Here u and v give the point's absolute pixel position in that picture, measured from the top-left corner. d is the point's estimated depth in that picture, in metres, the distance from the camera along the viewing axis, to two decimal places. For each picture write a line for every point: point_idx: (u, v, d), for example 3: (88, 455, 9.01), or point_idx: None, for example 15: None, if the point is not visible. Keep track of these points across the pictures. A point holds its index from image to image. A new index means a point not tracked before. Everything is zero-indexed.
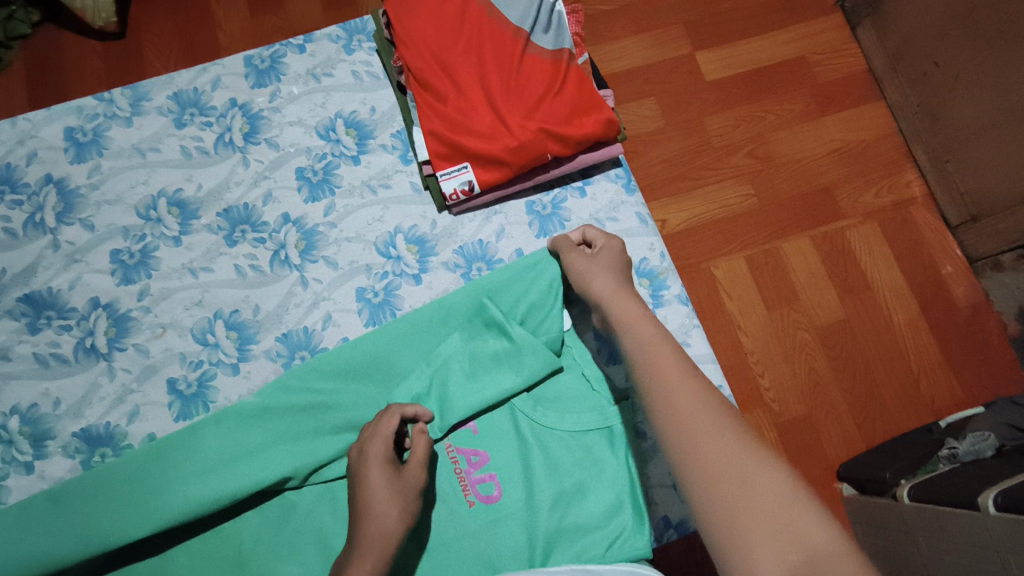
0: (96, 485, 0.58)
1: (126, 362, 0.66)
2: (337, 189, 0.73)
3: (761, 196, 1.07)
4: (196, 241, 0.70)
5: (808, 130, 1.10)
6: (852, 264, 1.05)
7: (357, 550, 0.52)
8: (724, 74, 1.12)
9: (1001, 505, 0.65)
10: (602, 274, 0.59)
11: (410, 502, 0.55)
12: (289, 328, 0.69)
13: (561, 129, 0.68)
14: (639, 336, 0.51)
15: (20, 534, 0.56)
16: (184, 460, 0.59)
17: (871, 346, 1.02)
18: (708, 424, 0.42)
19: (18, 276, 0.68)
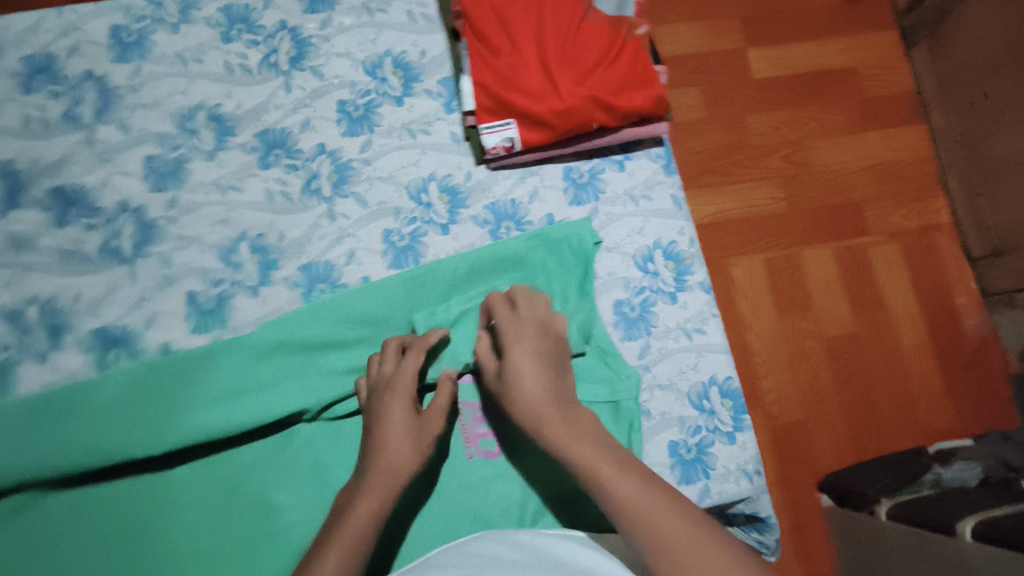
0: (115, 404, 0.61)
1: (147, 269, 0.66)
2: (377, 128, 0.72)
3: (790, 201, 1.06)
4: (228, 158, 0.70)
5: (848, 142, 1.09)
6: (870, 282, 1.04)
7: (371, 478, 0.54)
8: (773, 73, 1.10)
9: (978, 533, 0.65)
10: (528, 377, 0.56)
11: (427, 442, 0.57)
12: (311, 259, 0.68)
13: (609, 98, 0.67)
14: (579, 447, 0.50)
15: (37, 435, 0.59)
16: (205, 386, 0.62)
17: (877, 363, 1.02)
18: (610, 461, 0.49)
19: (49, 168, 0.67)
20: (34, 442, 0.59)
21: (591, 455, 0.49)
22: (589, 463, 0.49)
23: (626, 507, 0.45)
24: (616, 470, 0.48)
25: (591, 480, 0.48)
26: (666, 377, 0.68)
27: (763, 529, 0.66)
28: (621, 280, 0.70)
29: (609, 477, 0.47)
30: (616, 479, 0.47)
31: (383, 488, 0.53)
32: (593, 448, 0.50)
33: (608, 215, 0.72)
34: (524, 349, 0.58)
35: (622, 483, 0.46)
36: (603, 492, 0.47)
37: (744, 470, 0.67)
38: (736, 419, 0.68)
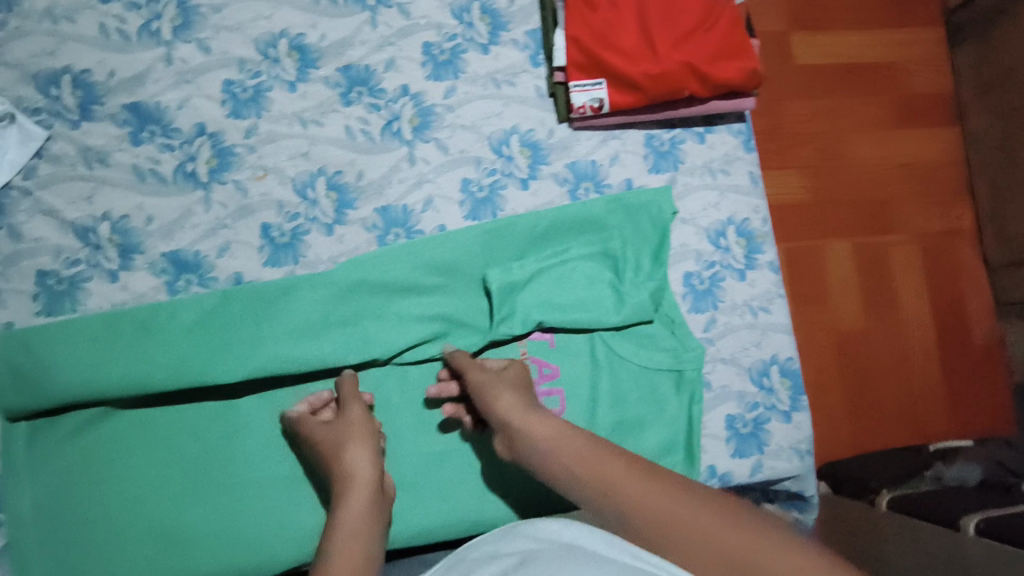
0: (187, 328, 0.60)
1: (223, 197, 0.65)
2: (462, 74, 0.70)
3: (818, 194, 1.07)
4: (311, 91, 0.68)
5: (880, 139, 1.10)
6: (886, 280, 1.07)
7: (338, 491, 0.53)
8: (817, 59, 1.09)
9: (981, 529, 0.70)
10: (495, 400, 0.56)
11: (367, 437, 0.56)
12: (389, 203, 0.67)
13: (705, 67, 0.66)
14: (572, 455, 0.50)
15: (115, 351, 0.59)
16: (280, 316, 0.61)
17: (885, 359, 1.06)
18: (601, 454, 0.49)
19: (127, 83, 0.65)
20: (113, 357, 0.59)
21: (590, 458, 0.49)
22: (590, 468, 0.48)
23: (622, 494, 0.45)
24: (609, 461, 0.48)
25: (584, 474, 0.48)
26: (729, 351, 0.69)
27: (803, 508, 0.72)
28: (693, 252, 0.71)
29: (604, 467, 0.48)
30: (610, 467, 0.48)
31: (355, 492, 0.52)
32: (582, 444, 0.50)
33: (685, 185, 0.72)
34: (517, 368, 0.60)
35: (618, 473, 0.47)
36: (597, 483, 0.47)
37: (796, 449, 0.69)
38: (793, 398, 0.69)
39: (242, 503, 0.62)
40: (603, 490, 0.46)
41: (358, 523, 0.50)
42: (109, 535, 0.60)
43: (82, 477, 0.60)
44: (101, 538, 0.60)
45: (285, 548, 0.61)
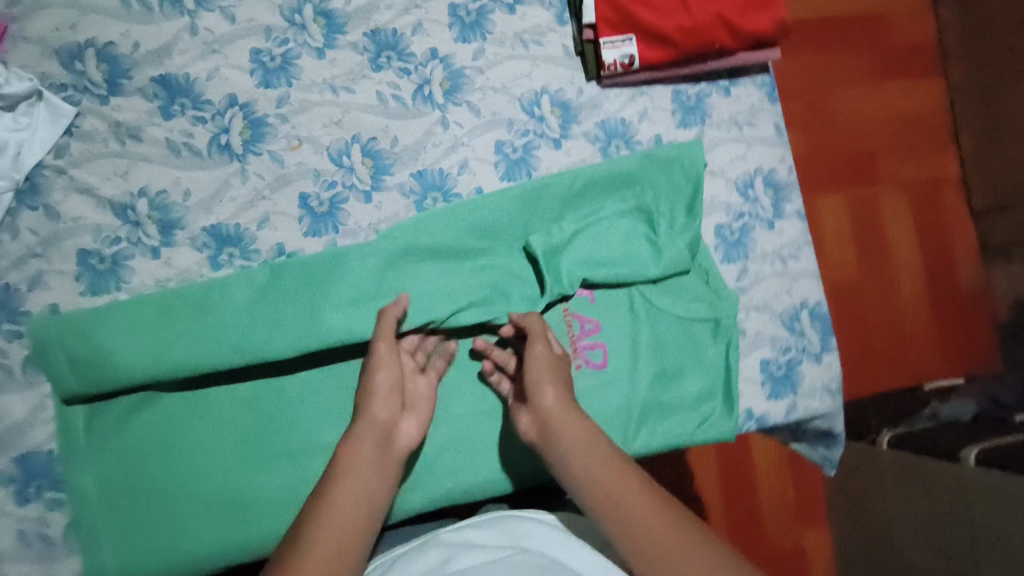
0: (238, 303, 0.60)
1: (260, 168, 0.65)
2: (489, 36, 0.70)
3: (812, 147, 1.27)
4: (339, 58, 0.67)
5: (865, 94, 1.30)
6: (874, 223, 1.29)
7: (355, 436, 0.54)
8: (809, 16, 1.29)
9: (980, 458, 0.89)
10: (544, 384, 0.57)
11: (396, 383, 0.58)
12: (424, 167, 0.68)
13: (736, 18, 0.67)
14: (592, 463, 0.52)
15: (170, 333, 0.59)
16: (331, 284, 0.62)
17: (875, 287, 1.27)
18: (619, 471, 0.51)
19: (153, 55, 0.64)
20: (167, 338, 0.59)
21: (611, 478, 0.51)
22: (607, 491, 0.50)
23: (629, 517, 0.48)
24: (626, 479, 0.50)
25: (597, 487, 0.51)
26: (761, 298, 0.72)
27: (830, 445, 0.76)
28: (722, 204, 0.72)
29: (618, 486, 0.50)
30: (625, 486, 0.50)
31: (372, 443, 0.54)
32: (603, 455, 0.52)
33: (713, 139, 0.73)
34: (563, 363, 0.60)
35: (630, 495, 0.49)
36: (607, 502, 0.50)
37: (827, 389, 0.72)
38: (822, 339, 0.73)
39: (302, 469, 0.62)
40: (614, 519, 0.48)
41: (365, 475, 0.52)
42: (169, 512, 0.60)
43: (141, 452, 0.60)
44: (165, 511, 0.60)
45: None
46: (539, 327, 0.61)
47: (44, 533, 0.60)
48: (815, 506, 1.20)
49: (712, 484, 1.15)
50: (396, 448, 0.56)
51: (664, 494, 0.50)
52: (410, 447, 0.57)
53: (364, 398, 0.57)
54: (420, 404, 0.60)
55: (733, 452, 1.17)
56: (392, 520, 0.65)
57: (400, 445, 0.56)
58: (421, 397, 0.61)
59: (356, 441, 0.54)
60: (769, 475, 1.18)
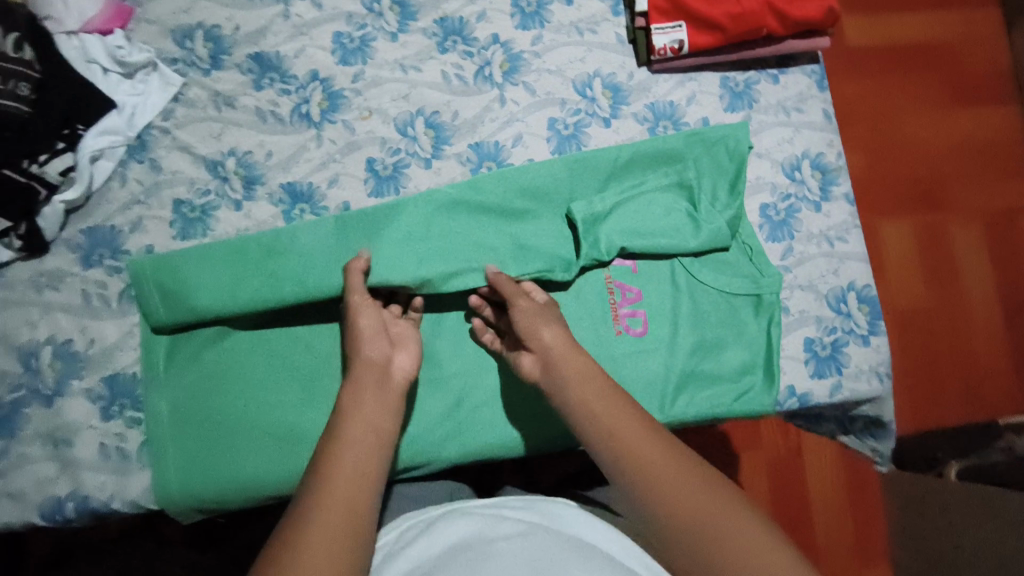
0: (311, 249, 0.66)
1: (334, 134, 0.72)
2: (547, 24, 0.76)
3: (874, 170, 1.25)
4: (410, 41, 0.74)
5: (931, 119, 1.29)
6: (941, 248, 1.25)
7: (354, 377, 0.58)
8: (872, 42, 1.29)
9: None
10: (540, 328, 0.60)
11: (376, 327, 0.61)
12: (482, 139, 0.73)
13: (784, 6, 0.70)
14: (594, 401, 0.54)
15: (243, 272, 0.65)
16: (391, 237, 0.67)
17: (942, 315, 1.22)
18: (620, 409, 0.53)
19: (250, 36, 0.73)
20: (240, 277, 0.65)
21: (607, 407, 0.54)
22: (605, 419, 0.53)
23: (628, 451, 0.50)
24: (626, 417, 0.53)
25: (598, 425, 0.53)
26: (806, 278, 0.72)
27: (880, 437, 0.75)
28: (768, 184, 0.74)
29: (618, 424, 0.52)
30: (625, 423, 0.52)
31: (374, 384, 0.58)
32: (604, 396, 0.54)
33: (760, 123, 0.75)
34: (550, 309, 0.63)
35: (630, 430, 0.51)
36: (608, 437, 0.52)
37: (875, 371, 0.71)
38: (871, 323, 0.72)
39: None
40: (609, 446, 0.51)
41: (374, 414, 0.55)
42: (228, 438, 0.65)
43: (209, 378, 0.66)
44: (225, 438, 0.65)
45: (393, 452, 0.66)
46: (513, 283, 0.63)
47: (120, 448, 0.65)
48: (874, 536, 1.13)
49: (761, 496, 1.11)
50: (394, 384, 0.59)
51: (660, 431, 0.52)
52: (407, 377, 0.61)
53: (354, 342, 0.60)
54: (408, 341, 0.63)
55: (785, 465, 1.12)
56: (430, 466, 0.68)
57: (397, 376, 0.60)
58: (407, 334, 0.64)
59: (356, 379, 0.58)
60: (823, 494, 1.12)
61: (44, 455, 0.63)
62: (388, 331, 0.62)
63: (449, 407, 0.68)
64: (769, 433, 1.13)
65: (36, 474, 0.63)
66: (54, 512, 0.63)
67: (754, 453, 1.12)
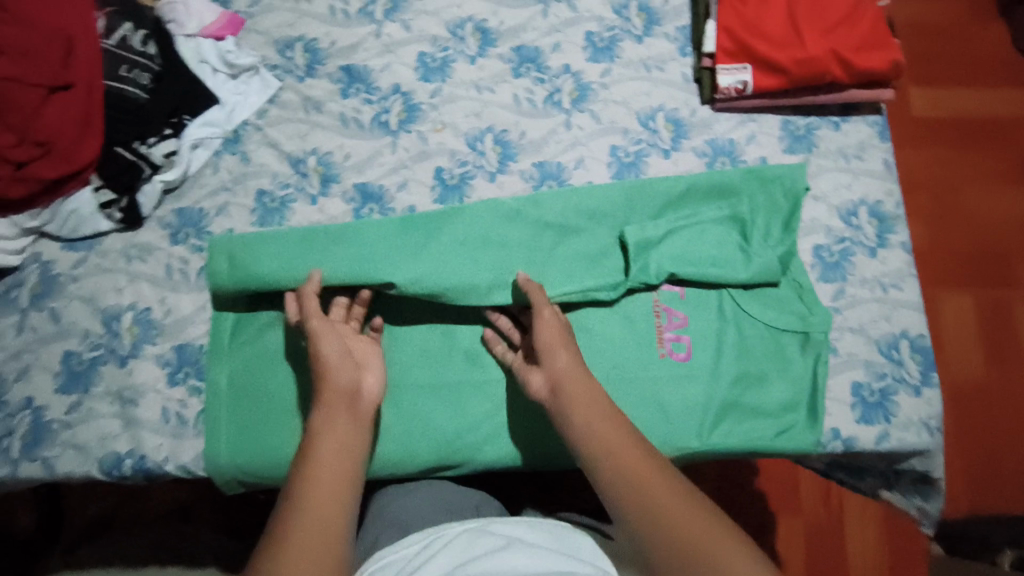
0: (373, 241, 0.71)
1: (408, 143, 0.77)
2: (617, 59, 0.80)
3: (936, 241, 1.23)
4: (488, 65, 0.79)
5: (1002, 195, 1.26)
6: (1007, 327, 1.20)
7: (324, 402, 0.59)
8: (939, 114, 1.30)
9: None
10: (556, 350, 0.62)
11: (342, 355, 0.62)
12: (545, 159, 0.77)
13: (849, 55, 0.73)
14: (592, 422, 0.56)
15: (309, 260, 0.70)
16: (446, 241, 0.71)
17: (1006, 396, 1.16)
18: (616, 433, 0.55)
19: (343, 50, 0.80)
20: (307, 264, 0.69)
21: (605, 428, 0.55)
22: (601, 441, 0.55)
23: (618, 472, 0.52)
24: (622, 440, 0.54)
25: (594, 446, 0.55)
26: (857, 321, 0.72)
27: (928, 495, 0.72)
28: (823, 227, 0.75)
29: (613, 446, 0.54)
30: (620, 445, 0.54)
31: (345, 405, 0.59)
32: (603, 419, 0.56)
33: (818, 167, 0.77)
34: (566, 331, 0.65)
35: (624, 452, 0.53)
36: (601, 456, 0.54)
37: (926, 424, 0.69)
38: (923, 374, 0.70)
39: (396, 403, 0.69)
40: (602, 466, 0.53)
41: (344, 429, 0.57)
42: (277, 415, 0.68)
43: (265, 357, 0.69)
44: (274, 414, 0.68)
45: (428, 449, 0.68)
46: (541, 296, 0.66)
47: (180, 414, 0.68)
48: None
49: (797, 564, 1.05)
50: (363, 406, 0.61)
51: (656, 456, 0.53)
52: (376, 399, 0.63)
53: (320, 371, 0.61)
54: (370, 361, 0.66)
55: (824, 530, 1.07)
56: (464, 466, 0.69)
57: (365, 399, 0.62)
58: (369, 355, 0.66)
59: (327, 403, 0.59)
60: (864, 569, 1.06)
61: (111, 413, 0.68)
62: (351, 352, 0.64)
63: (488, 410, 0.69)
64: (809, 495, 1.09)
65: (101, 430, 0.67)
66: (112, 468, 0.66)
67: (792, 517, 1.08)
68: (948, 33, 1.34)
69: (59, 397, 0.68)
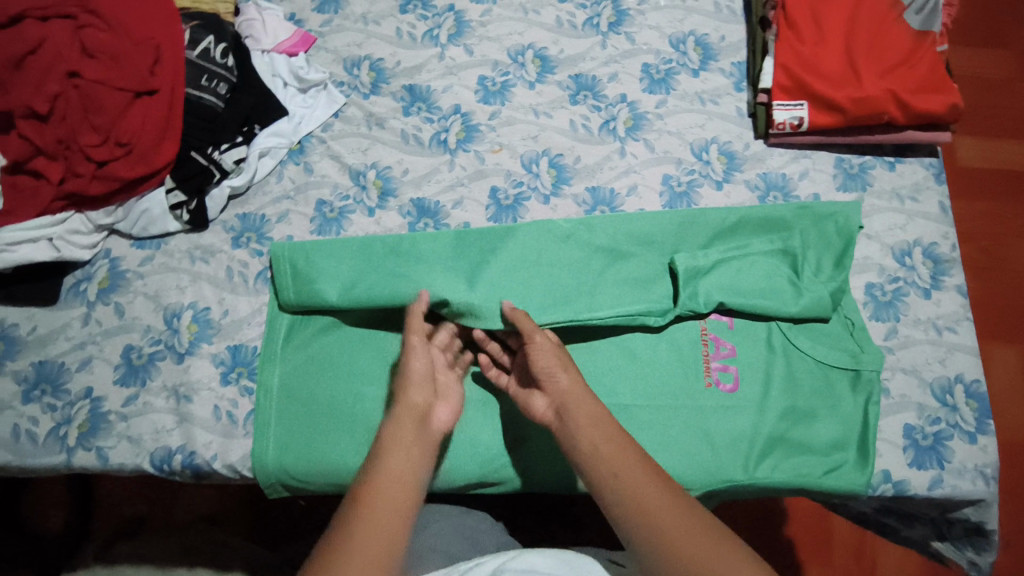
0: (427, 256, 0.72)
1: (465, 162, 0.79)
2: (673, 91, 0.82)
3: (993, 294, 1.19)
4: (546, 90, 0.82)
5: None
6: None
7: (394, 418, 0.58)
8: (1000, 164, 1.26)
9: None
10: (557, 372, 0.62)
11: (423, 378, 0.61)
12: (599, 184, 0.78)
13: (907, 96, 0.74)
14: (599, 441, 0.56)
15: (364, 271, 0.71)
16: (496, 258, 0.72)
17: None
18: (623, 454, 0.55)
19: (408, 71, 0.83)
20: (363, 275, 0.71)
21: (613, 449, 0.55)
22: (607, 464, 0.54)
23: (629, 494, 0.51)
24: (631, 461, 0.54)
25: (601, 466, 0.54)
26: (910, 363, 0.71)
27: (980, 547, 0.70)
28: (876, 265, 0.75)
29: (623, 467, 0.54)
30: (630, 466, 0.53)
31: (410, 422, 0.58)
32: (608, 438, 0.56)
33: (872, 206, 0.77)
34: (559, 351, 0.64)
35: (636, 474, 0.53)
36: (609, 478, 0.53)
37: (981, 473, 0.67)
38: (979, 421, 0.69)
39: None
40: (612, 487, 0.53)
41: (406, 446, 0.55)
42: (324, 421, 0.69)
43: (316, 365, 0.71)
44: (321, 419, 0.69)
45: (470, 465, 0.68)
46: (526, 318, 0.65)
47: (232, 413, 0.70)
48: None
49: None
50: (430, 429, 0.59)
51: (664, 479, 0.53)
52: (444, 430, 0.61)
53: (403, 387, 0.61)
54: (450, 393, 0.65)
55: None
56: (505, 483, 0.69)
57: (434, 427, 0.60)
58: (451, 389, 0.65)
59: (395, 423, 0.57)
60: None
61: (166, 408, 0.70)
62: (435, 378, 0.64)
63: (533, 430, 0.70)
64: (841, 547, 1.06)
65: (155, 423, 0.69)
66: (163, 462, 0.68)
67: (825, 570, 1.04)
68: (1012, 80, 1.29)
69: (118, 389, 0.70)
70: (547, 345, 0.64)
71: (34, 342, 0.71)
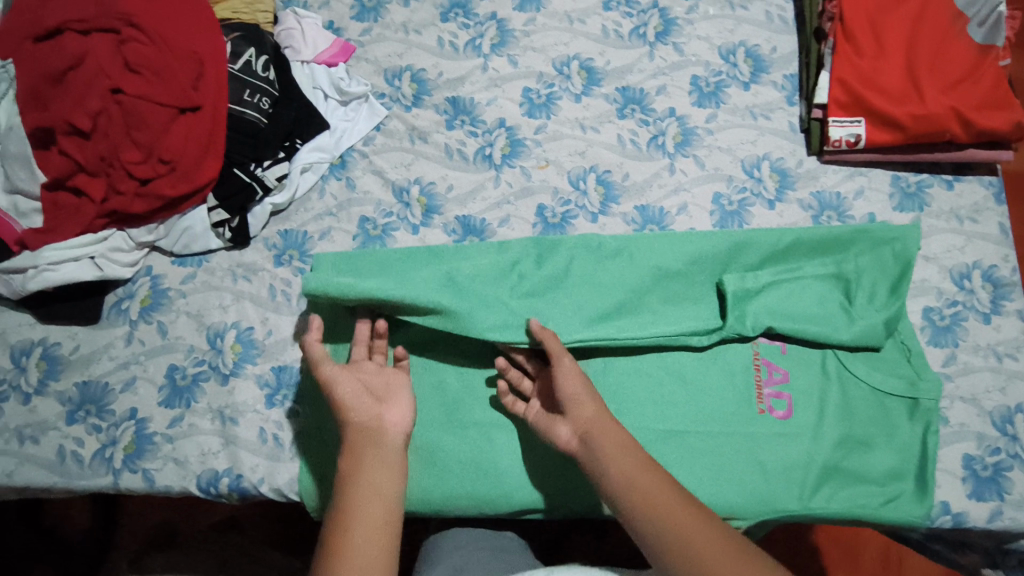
0: None
1: (511, 178, 0.77)
2: (723, 105, 0.79)
3: None
4: (592, 104, 0.80)
5: None
6: None
7: (354, 446, 0.57)
8: None
9: None
10: (585, 402, 0.60)
11: (352, 398, 0.59)
12: (648, 203, 0.76)
13: (971, 114, 0.71)
14: (630, 471, 0.55)
15: None
16: (541, 280, 0.69)
17: None
18: (658, 486, 0.54)
19: (451, 83, 0.81)
20: None
21: (646, 480, 0.54)
22: (640, 494, 0.54)
23: (669, 529, 0.51)
24: (667, 493, 0.54)
25: (634, 498, 0.54)
26: (969, 390, 0.69)
27: None
28: (933, 289, 0.73)
29: (660, 500, 0.53)
30: (668, 500, 0.53)
31: (371, 455, 0.56)
32: (638, 468, 0.55)
33: (930, 227, 0.75)
34: (578, 374, 0.61)
35: (674, 507, 0.53)
36: (646, 511, 0.53)
37: None
38: None
39: (490, 441, 0.69)
40: (648, 521, 0.52)
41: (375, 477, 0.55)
42: None
43: None
44: None
45: (520, 491, 0.67)
46: (557, 342, 0.63)
47: (278, 436, 0.69)
48: None
49: None
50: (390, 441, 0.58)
51: (702, 511, 0.53)
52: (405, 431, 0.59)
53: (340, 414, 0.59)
54: (398, 392, 0.62)
55: None
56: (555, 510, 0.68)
57: (392, 434, 0.58)
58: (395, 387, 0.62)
59: (362, 452, 0.56)
60: None
61: (212, 430, 0.69)
62: (371, 388, 0.61)
63: None
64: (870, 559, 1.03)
65: (200, 446, 0.68)
66: (209, 485, 0.67)
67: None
68: None
69: (162, 410, 0.69)
70: (571, 368, 0.61)
71: (77, 361, 0.71)
